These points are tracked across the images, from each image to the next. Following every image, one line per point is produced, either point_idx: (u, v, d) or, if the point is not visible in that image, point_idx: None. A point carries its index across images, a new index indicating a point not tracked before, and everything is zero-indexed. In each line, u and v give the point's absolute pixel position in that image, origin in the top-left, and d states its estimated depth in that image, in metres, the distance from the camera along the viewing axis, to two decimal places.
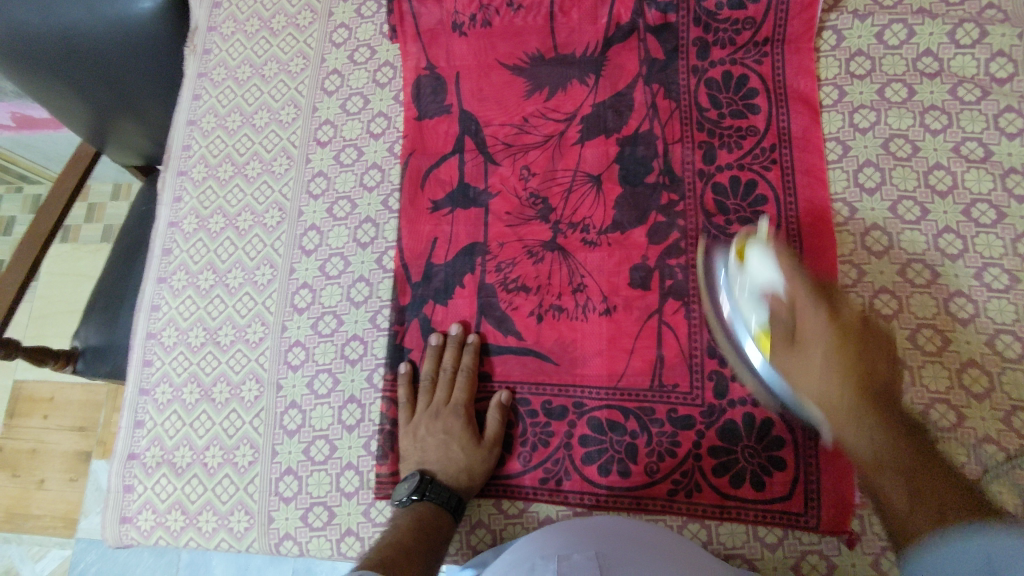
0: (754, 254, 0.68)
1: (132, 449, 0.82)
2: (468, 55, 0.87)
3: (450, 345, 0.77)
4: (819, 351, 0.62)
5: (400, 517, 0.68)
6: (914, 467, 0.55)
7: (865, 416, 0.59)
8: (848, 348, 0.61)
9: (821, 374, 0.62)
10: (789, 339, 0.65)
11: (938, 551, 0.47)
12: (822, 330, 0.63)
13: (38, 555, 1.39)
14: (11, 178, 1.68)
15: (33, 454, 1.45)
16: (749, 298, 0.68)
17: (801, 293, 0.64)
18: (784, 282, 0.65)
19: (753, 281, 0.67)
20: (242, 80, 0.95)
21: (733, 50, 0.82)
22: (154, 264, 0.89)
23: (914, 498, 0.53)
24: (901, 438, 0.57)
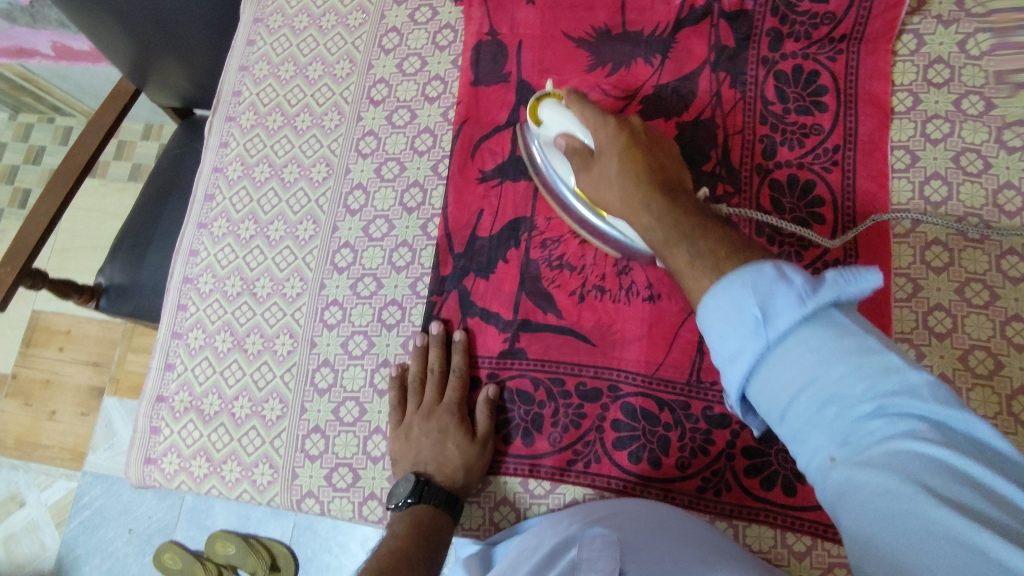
0: (547, 108, 0.70)
1: (161, 391, 0.82)
2: (533, 25, 0.84)
3: (435, 345, 0.76)
4: (606, 134, 0.64)
5: (398, 521, 0.67)
6: (717, 234, 0.50)
7: (661, 203, 0.56)
8: (626, 155, 0.61)
9: (612, 180, 0.61)
10: (589, 160, 0.65)
11: (725, 286, 0.43)
12: (609, 152, 0.63)
13: (44, 484, 1.40)
14: (44, 109, 1.67)
15: (47, 384, 1.46)
16: (561, 157, 0.69)
17: (592, 122, 0.66)
18: (590, 140, 0.65)
19: (547, 132, 0.71)
20: (298, 30, 0.93)
21: (807, 45, 0.79)
22: (195, 209, 0.89)
23: (691, 236, 0.51)
24: (698, 233, 0.51)
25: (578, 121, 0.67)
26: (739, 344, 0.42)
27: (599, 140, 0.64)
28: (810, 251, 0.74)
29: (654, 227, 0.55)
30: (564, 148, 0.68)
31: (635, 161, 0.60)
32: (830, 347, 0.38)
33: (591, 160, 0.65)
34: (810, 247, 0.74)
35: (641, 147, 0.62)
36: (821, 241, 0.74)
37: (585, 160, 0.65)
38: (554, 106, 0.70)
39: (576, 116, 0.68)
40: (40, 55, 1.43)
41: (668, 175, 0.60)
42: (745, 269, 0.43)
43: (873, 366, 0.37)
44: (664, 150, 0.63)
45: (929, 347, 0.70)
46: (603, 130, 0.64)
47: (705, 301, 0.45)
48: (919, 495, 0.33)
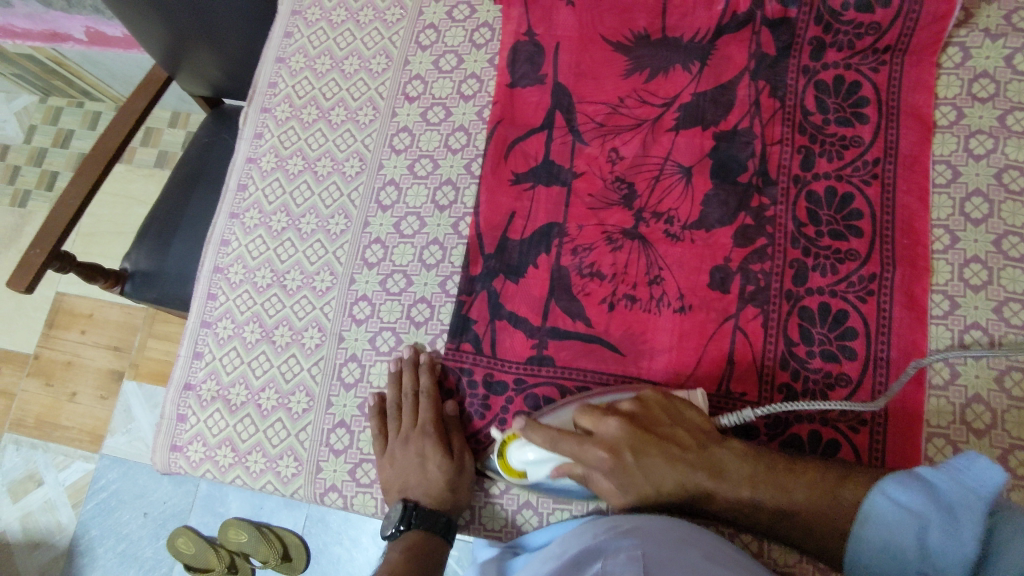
0: (517, 446, 0.68)
1: (189, 379, 0.82)
2: (572, 26, 0.84)
3: (406, 368, 0.76)
4: (604, 457, 0.64)
5: (392, 550, 0.69)
6: (769, 467, 0.63)
7: (727, 467, 0.64)
8: (643, 450, 0.65)
9: (654, 476, 0.65)
10: (622, 488, 0.65)
11: (868, 513, 0.59)
12: (651, 460, 0.65)
13: (63, 464, 1.42)
14: (74, 93, 1.69)
15: (69, 365, 1.48)
16: (562, 478, 0.67)
17: (586, 447, 0.64)
18: (591, 466, 0.65)
19: (539, 472, 0.67)
20: (335, 24, 0.93)
21: (850, 55, 0.78)
22: (228, 199, 0.89)
23: (756, 477, 0.63)
24: (747, 481, 0.63)
25: (563, 464, 0.66)
26: (894, 531, 0.58)
27: (613, 468, 0.64)
28: (846, 264, 0.73)
29: (734, 490, 0.63)
30: (565, 475, 0.66)
31: (655, 447, 0.65)
32: (914, 503, 0.57)
33: (615, 472, 0.65)
34: (846, 260, 0.73)
35: (642, 431, 0.65)
36: (857, 255, 0.73)
37: (606, 471, 0.65)
38: (524, 444, 0.67)
39: (567, 455, 0.65)
40: (74, 40, 1.43)
41: (685, 431, 0.66)
42: (865, 515, 0.59)
43: (970, 513, 0.55)
44: (665, 418, 0.67)
45: (965, 367, 0.69)
46: (602, 450, 0.64)
47: (865, 505, 0.60)
48: (952, 522, 0.56)
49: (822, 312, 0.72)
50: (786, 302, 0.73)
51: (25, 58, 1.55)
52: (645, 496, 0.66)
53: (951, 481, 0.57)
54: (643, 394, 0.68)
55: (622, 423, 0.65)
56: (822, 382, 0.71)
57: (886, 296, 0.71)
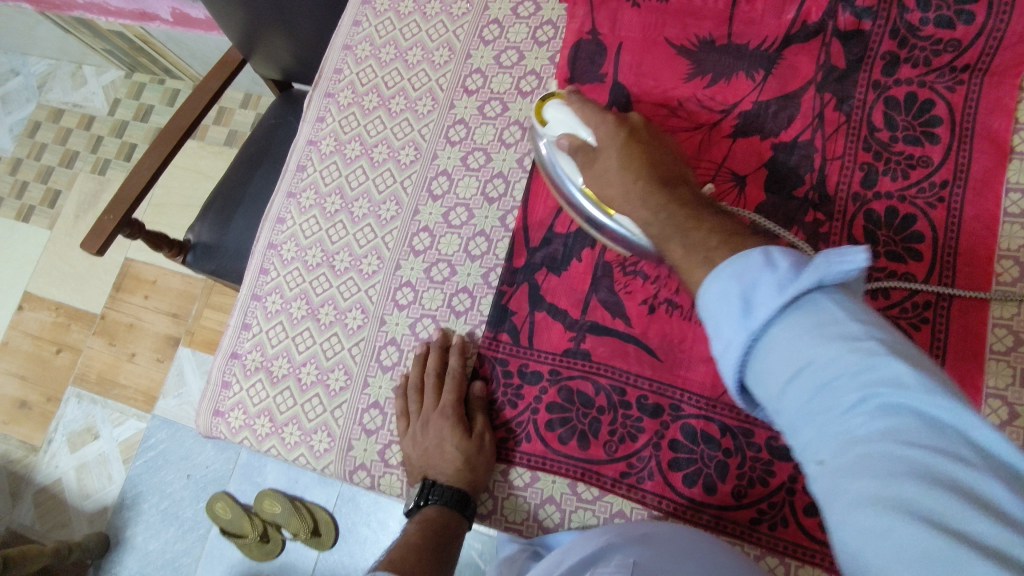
0: (553, 107, 0.72)
1: (236, 348, 0.86)
2: (635, 28, 0.83)
3: (433, 350, 0.77)
4: (607, 129, 0.66)
5: (411, 523, 0.71)
6: (680, 215, 0.54)
7: (641, 179, 0.60)
8: (631, 146, 0.64)
9: (615, 177, 0.63)
10: (592, 162, 0.67)
11: (729, 266, 0.43)
12: (620, 146, 0.64)
13: (118, 421, 1.50)
14: (157, 71, 1.77)
15: (131, 328, 1.56)
16: (563, 155, 0.72)
17: (594, 122, 0.68)
18: (594, 133, 0.67)
19: (552, 134, 0.72)
20: (402, 14, 0.95)
21: (926, 72, 0.74)
22: (287, 178, 0.92)
23: (685, 214, 0.54)
24: (699, 218, 0.53)
25: (585, 113, 0.68)
26: (727, 336, 0.42)
27: (602, 138, 0.66)
28: (900, 289, 0.70)
29: (654, 212, 0.57)
30: (568, 147, 0.69)
31: (640, 151, 0.63)
32: (828, 333, 0.38)
33: (597, 157, 0.66)
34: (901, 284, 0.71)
35: (646, 140, 0.65)
36: (913, 279, 0.70)
37: (584, 155, 0.67)
38: (557, 103, 0.71)
39: (585, 113, 0.69)
40: (160, 20, 1.50)
41: (667, 173, 0.61)
42: (738, 256, 0.44)
43: (826, 325, 0.38)
44: (669, 139, 0.67)
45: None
46: (603, 126, 0.67)
47: (706, 292, 0.44)
48: (935, 492, 0.31)
49: None
50: None
51: (115, 35, 1.64)
52: (612, 201, 0.64)
53: (813, 275, 0.39)
54: (643, 120, 0.68)
55: (615, 122, 0.66)
56: None
57: (941, 326, 0.68)
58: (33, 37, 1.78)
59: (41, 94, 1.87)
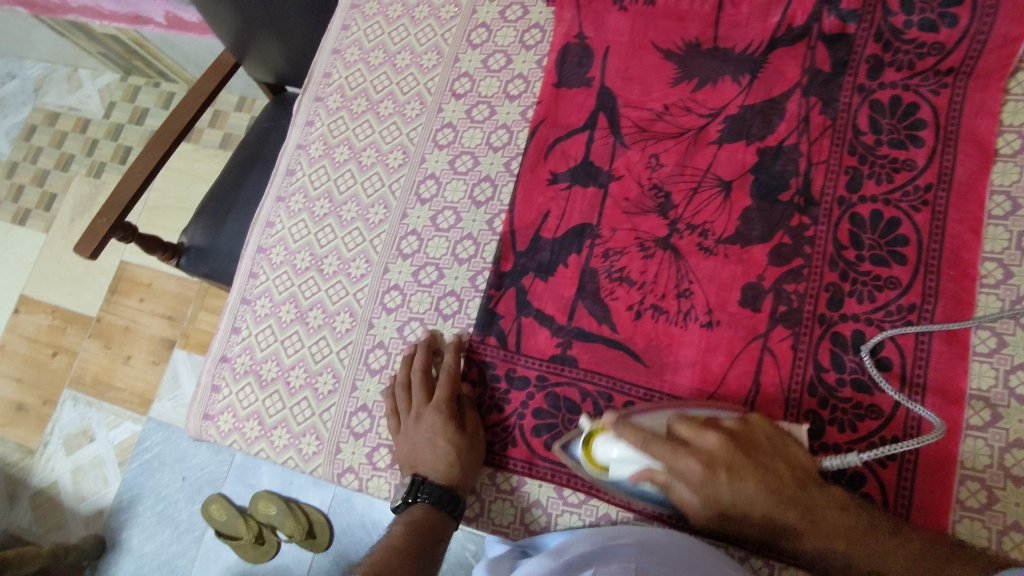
0: (603, 440, 0.66)
1: (225, 352, 0.86)
2: (622, 31, 0.84)
3: (419, 349, 0.78)
4: (695, 471, 0.60)
5: (396, 524, 0.72)
6: (824, 515, 0.60)
7: (768, 510, 0.61)
8: (739, 471, 0.61)
9: (735, 504, 0.61)
10: (693, 496, 0.62)
11: None
12: (731, 485, 0.61)
13: (113, 424, 1.50)
14: (152, 74, 1.78)
15: (126, 331, 1.56)
16: (641, 482, 0.65)
17: (679, 458, 0.61)
18: (677, 474, 0.61)
19: (619, 475, 0.65)
20: (391, 18, 0.95)
21: (910, 76, 0.75)
22: (277, 182, 0.92)
23: (807, 519, 0.60)
24: (812, 484, 0.61)
25: (644, 444, 0.62)
26: None
27: (682, 468, 0.61)
28: (884, 292, 0.70)
29: (753, 498, 0.61)
30: (646, 480, 0.64)
31: (754, 476, 0.61)
32: None
33: (698, 492, 0.61)
34: (885, 287, 0.70)
35: (745, 451, 0.62)
36: (898, 283, 0.70)
37: (673, 490, 0.63)
38: (609, 440, 0.65)
39: (660, 459, 0.62)
40: (154, 24, 1.50)
41: (792, 490, 0.60)
42: None
43: None
44: (760, 431, 0.63)
45: (1008, 409, 0.65)
46: (716, 453, 0.61)
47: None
48: None
49: (856, 339, 0.70)
50: (819, 326, 0.71)
51: (110, 38, 1.65)
52: (728, 516, 0.62)
53: None
54: (723, 430, 0.63)
55: (722, 439, 0.61)
56: (851, 412, 0.68)
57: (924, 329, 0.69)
58: (29, 40, 1.79)
59: (37, 98, 1.87)
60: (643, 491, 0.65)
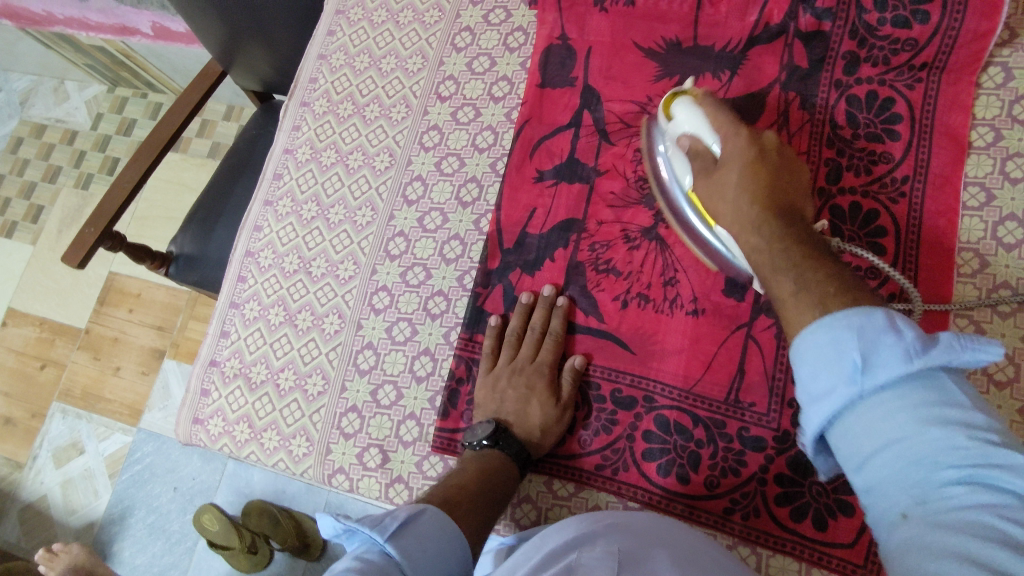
0: (681, 105, 0.69)
1: (215, 356, 0.86)
2: (604, 31, 0.85)
3: (540, 305, 0.77)
4: (738, 146, 0.63)
5: (471, 459, 0.69)
6: (801, 253, 0.52)
7: (764, 224, 0.57)
8: (755, 163, 0.61)
9: (731, 197, 0.61)
10: (708, 173, 0.65)
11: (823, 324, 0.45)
12: (740, 146, 0.63)
13: (103, 435, 1.49)
14: (139, 84, 1.78)
15: (115, 341, 1.55)
16: (679, 151, 0.70)
17: (727, 141, 0.64)
18: (723, 147, 0.65)
19: (675, 130, 0.70)
20: (376, 23, 0.96)
21: (885, 71, 0.76)
22: (264, 187, 0.93)
23: (795, 258, 0.52)
24: (807, 262, 0.51)
25: (711, 113, 0.66)
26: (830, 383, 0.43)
27: (727, 152, 0.64)
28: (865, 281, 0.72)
29: (756, 247, 0.57)
30: (692, 144, 0.68)
31: (764, 179, 0.60)
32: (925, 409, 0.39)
33: (722, 159, 0.64)
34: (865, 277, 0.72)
35: (771, 174, 0.61)
36: (878, 273, 0.72)
37: (708, 167, 0.66)
38: (683, 104, 0.69)
39: (713, 123, 0.66)
40: (141, 34, 1.50)
41: (786, 209, 0.58)
42: (857, 312, 0.44)
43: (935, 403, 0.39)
44: (794, 166, 0.63)
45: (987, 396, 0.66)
46: (729, 124, 0.65)
47: (805, 337, 0.46)
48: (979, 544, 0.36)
49: None
50: None
51: (97, 49, 1.65)
52: (718, 215, 0.64)
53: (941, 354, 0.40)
54: (777, 139, 0.63)
55: (756, 137, 0.63)
56: None
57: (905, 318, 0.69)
58: (14, 53, 1.79)
59: (24, 110, 1.87)
60: (681, 140, 0.69)
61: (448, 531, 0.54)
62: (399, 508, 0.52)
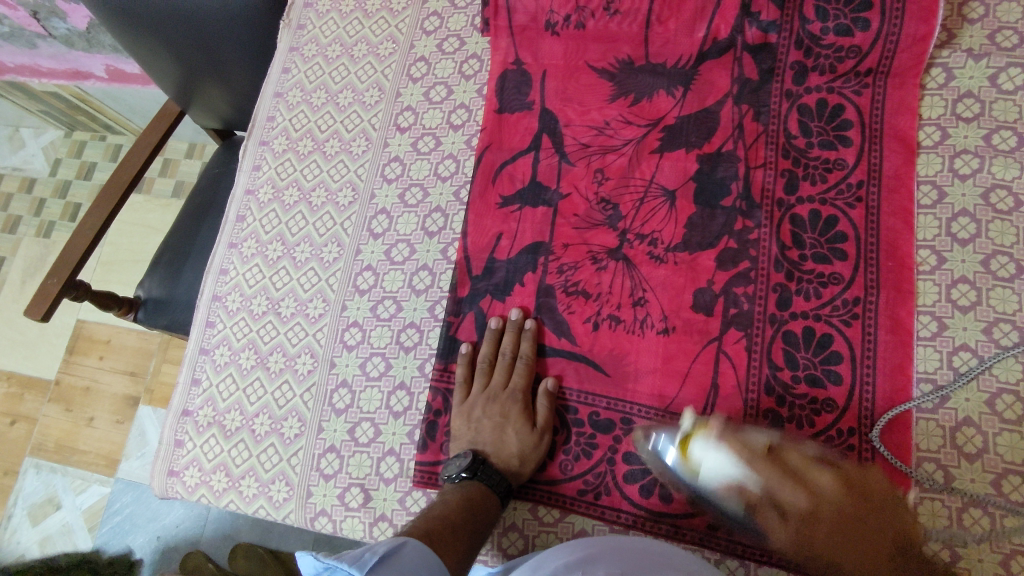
0: (699, 447, 0.63)
1: (186, 405, 0.84)
2: (557, 55, 0.86)
3: (509, 330, 0.77)
4: (801, 501, 0.59)
5: (450, 492, 0.68)
6: (882, 557, 0.58)
7: (803, 512, 0.59)
8: (844, 523, 0.58)
9: (823, 542, 0.58)
10: (778, 514, 0.60)
11: None
12: (813, 496, 0.59)
13: (80, 488, 1.45)
14: (97, 127, 1.76)
15: (87, 391, 1.52)
16: (723, 494, 0.62)
17: (781, 489, 0.59)
18: (780, 497, 0.59)
19: (706, 481, 0.62)
20: (331, 59, 0.96)
21: (832, 79, 0.78)
22: (227, 229, 0.92)
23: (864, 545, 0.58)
24: (883, 546, 0.58)
25: (751, 471, 0.60)
26: None
27: (792, 500, 0.59)
28: (829, 288, 0.73)
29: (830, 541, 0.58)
30: (734, 495, 0.61)
31: (852, 521, 0.58)
32: None
33: (791, 473, 0.60)
34: (829, 284, 0.73)
35: (854, 515, 0.59)
36: (841, 279, 0.73)
37: (772, 509, 0.60)
38: (705, 447, 0.63)
39: (762, 474, 0.60)
40: (95, 77, 1.49)
41: (873, 537, 0.59)
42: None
43: None
44: (868, 478, 0.62)
45: (954, 389, 0.68)
46: (770, 470, 0.60)
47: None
48: None
49: (806, 336, 0.72)
50: (770, 325, 0.72)
51: (51, 96, 1.63)
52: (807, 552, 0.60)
53: None
54: (834, 474, 0.60)
55: (836, 482, 0.60)
56: (808, 407, 0.70)
57: (871, 320, 0.71)
58: None
59: None
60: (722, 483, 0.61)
61: (433, 565, 0.54)
62: (381, 542, 0.51)
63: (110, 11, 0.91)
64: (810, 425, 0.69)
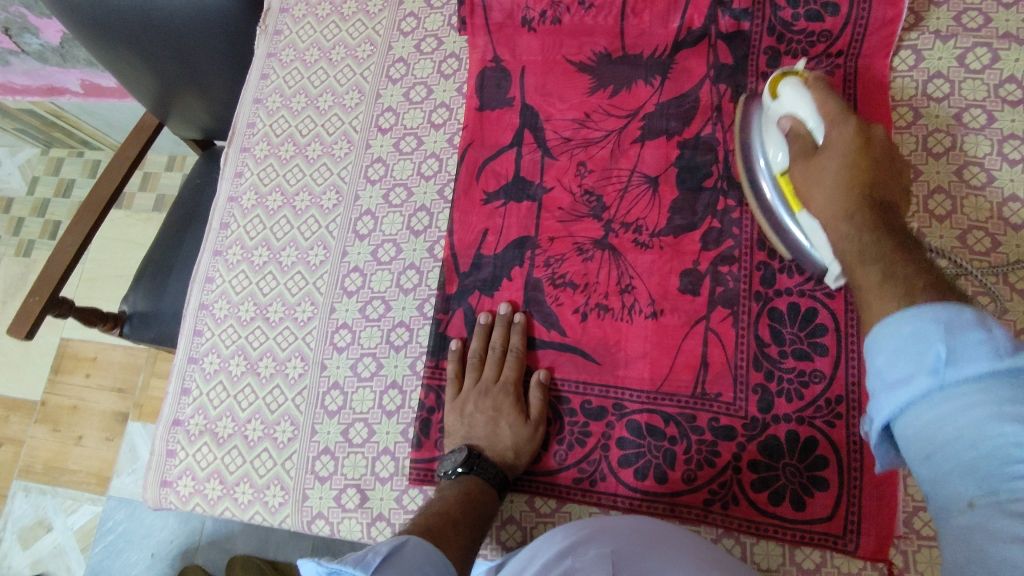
0: (789, 85, 0.70)
1: (177, 415, 0.84)
2: (535, 51, 0.87)
3: (498, 324, 0.77)
4: (835, 150, 0.64)
5: (447, 487, 0.68)
6: (882, 253, 0.52)
7: (857, 212, 0.58)
8: (868, 227, 0.56)
9: (828, 187, 0.62)
10: (807, 156, 0.66)
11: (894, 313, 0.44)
12: (839, 146, 0.63)
13: (71, 509, 1.43)
14: (74, 143, 1.74)
15: (74, 410, 1.50)
16: (777, 134, 0.71)
17: (836, 124, 0.65)
18: (823, 123, 0.66)
19: (783, 109, 0.70)
20: (309, 63, 0.96)
21: (806, 63, 0.80)
22: (211, 237, 0.91)
23: (885, 242, 0.53)
24: (913, 284, 0.47)
25: (829, 119, 0.66)
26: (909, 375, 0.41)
27: (829, 137, 0.65)
28: None
29: (851, 226, 0.58)
30: (791, 141, 0.69)
31: (864, 167, 0.61)
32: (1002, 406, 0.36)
33: (841, 146, 0.63)
34: None
35: (881, 225, 0.56)
36: None
37: (806, 148, 0.67)
38: (791, 83, 0.70)
39: (817, 163, 0.65)
40: (70, 92, 1.48)
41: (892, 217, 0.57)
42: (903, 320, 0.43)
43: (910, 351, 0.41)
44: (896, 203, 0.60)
45: None
46: (831, 180, 0.62)
47: (886, 326, 0.44)
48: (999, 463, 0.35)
49: (791, 312, 0.72)
50: (756, 303, 0.73)
51: (26, 113, 1.61)
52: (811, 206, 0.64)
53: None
54: (882, 144, 0.63)
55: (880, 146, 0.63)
56: (796, 380, 0.70)
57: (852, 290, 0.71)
58: None
59: None
60: (772, 145, 0.71)
61: (435, 559, 0.54)
62: (383, 542, 0.51)
63: (84, 23, 0.90)
64: (799, 398, 0.70)
